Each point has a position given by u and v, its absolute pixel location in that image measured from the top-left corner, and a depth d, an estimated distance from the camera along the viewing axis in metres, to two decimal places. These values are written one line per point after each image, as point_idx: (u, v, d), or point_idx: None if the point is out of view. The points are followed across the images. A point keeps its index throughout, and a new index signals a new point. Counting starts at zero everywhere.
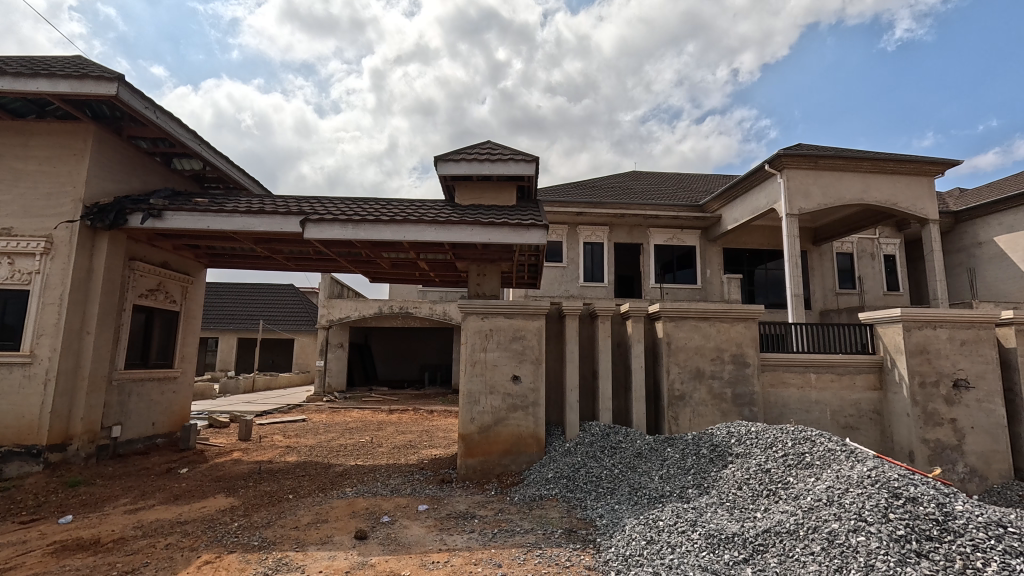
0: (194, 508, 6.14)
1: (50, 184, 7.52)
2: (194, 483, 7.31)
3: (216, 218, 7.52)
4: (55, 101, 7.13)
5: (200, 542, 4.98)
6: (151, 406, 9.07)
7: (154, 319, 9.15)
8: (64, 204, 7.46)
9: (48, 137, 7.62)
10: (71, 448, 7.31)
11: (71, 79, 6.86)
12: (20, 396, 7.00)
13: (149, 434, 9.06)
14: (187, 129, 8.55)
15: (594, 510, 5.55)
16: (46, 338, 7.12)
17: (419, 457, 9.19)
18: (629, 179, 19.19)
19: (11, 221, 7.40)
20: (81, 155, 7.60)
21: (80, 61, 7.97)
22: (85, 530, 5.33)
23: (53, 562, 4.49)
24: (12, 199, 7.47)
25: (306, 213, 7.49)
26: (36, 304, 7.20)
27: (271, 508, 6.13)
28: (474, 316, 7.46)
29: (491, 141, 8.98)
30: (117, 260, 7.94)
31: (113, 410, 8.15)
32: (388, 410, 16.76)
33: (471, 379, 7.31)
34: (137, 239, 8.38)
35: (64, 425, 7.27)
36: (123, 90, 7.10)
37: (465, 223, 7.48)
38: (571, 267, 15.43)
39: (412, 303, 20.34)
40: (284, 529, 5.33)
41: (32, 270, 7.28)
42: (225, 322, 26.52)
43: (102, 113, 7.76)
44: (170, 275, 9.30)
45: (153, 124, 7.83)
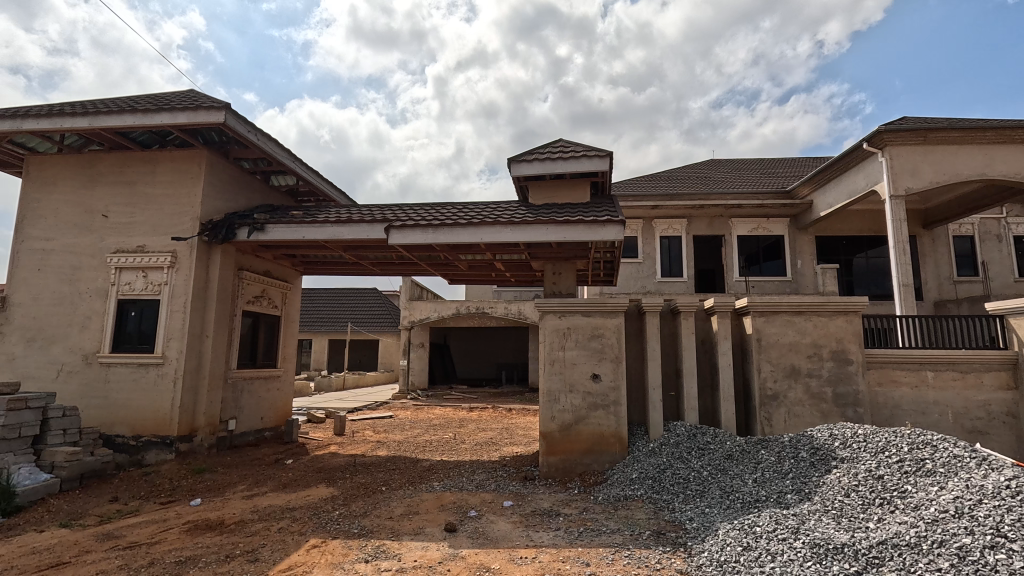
0: (301, 496, 6.69)
1: (173, 205, 8.48)
2: (299, 473, 7.95)
3: (310, 228, 8.13)
4: (175, 131, 8.02)
5: (307, 527, 5.42)
6: (259, 402, 9.98)
7: (260, 323, 10.03)
8: (185, 222, 8.38)
9: (170, 163, 8.60)
10: (197, 439, 8.22)
11: (187, 111, 7.69)
12: (155, 391, 7.96)
13: (259, 427, 9.98)
14: (283, 148, 9.30)
15: (682, 513, 5.37)
16: (174, 342, 8.05)
17: (502, 454, 9.36)
18: (707, 169, 18.32)
19: (144, 239, 8.42)
20: (196, 177, 8.50)
21: (193, 93, 8.93)
22: (212, 512, 5.98)
23: (187, 539, 5.08)
24: (144, 220, 8.50)
25: (389, 220, 7.90)
26: (165, 311, 8.16)
27: (367, 499, 6.54)
28: (551, 316, 7.47)
29: (563, 139, 8.94)
30: (228, 270, 8.81)
31: (229, 405, 9.05)
32: (468, 408, 17.21)
33: (551, 377, 7.33)
34: (244, 250, 9.26)
35: (191, 418, 8.18)
36: (229, 117, 7.85)
37: (540, 222, 7.50)
38: (647, 262, 15.03)
39: (488, 303, 20.78)
40: (380, 519, 5.65)
41: (161, 281, 8.25)
42: (318, 324, 28.54)
43: (212, 139, 8.64)
44: (271, 283, 10.16)
45: (255, 146, 8.61)
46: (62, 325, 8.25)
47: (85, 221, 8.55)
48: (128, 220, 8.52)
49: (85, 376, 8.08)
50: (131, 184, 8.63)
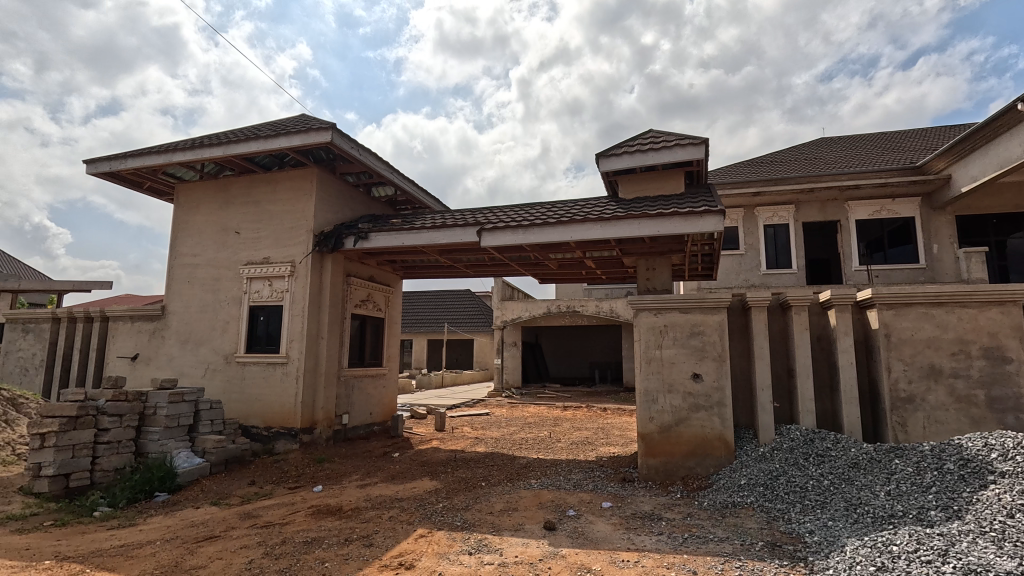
0: (408, 487, 7.10)
1: (291, 220, 9.39)
2: (405, 466, 8.45)
3: (408, 235, 8.61)
4: (290, 152, 8.89)
5: (415, 517, 5.73)
6: (368, 399, 10.75)
7: (367, 325, 10.79)
8: (301, 235, 9.24)
9: (287, 182, 9.54)
10: (317, 431, 9.04)
11: (300, 133, 8.47)
12: (282, 387, 8.88)
13: (369, 422, 10.75)
14: (382, 160, 9.93)
15: (801, 525, 4.93)
16: (296, 343, 8.92)
17: (598, 454, 9.24)
18: (817, 148, 16.70)
19: (269, 252, 9.42)
20: (309, 193, 9.35)
21: (305, 117, 9.83)
22: (332, 498, 6.54)
23: (312, 522, 5.60)
24: (268, 234, 9.50)
25: (481, 223, 8.13)
26: (288, 315, 9.06)
27: (468, 493, 6.78)
28: (646, 313, 7.22)
29: (653, 130, 8.62)
30: (339, 277, 9.58)
31: (343, 401, 9.85)
32: (562, 407, 17.23)
33: (647, 376, 7.09)
34: (351, 258, 10.03)
35: (311, 412, 9.01)
36: (335, 136, 8.54)
37: (632, 217, 7.29)
38: (750, 254, 14.03)
39: (579, 301, 20.63)
40: (481, 513, 5.83)
41: (284, 289, 9.17)
42: (417, 325, 30.14)
43: (321, 157, 9.46)
44: (376, 287, 10.90)
45: (358, 161, 9.28)
46: (207, 329, 9.48)
47: (222, 238, 9.76)
48: (255, 235, 9.58)
49: (226, 374, 9.22)
50: (257, 203, 9.70)
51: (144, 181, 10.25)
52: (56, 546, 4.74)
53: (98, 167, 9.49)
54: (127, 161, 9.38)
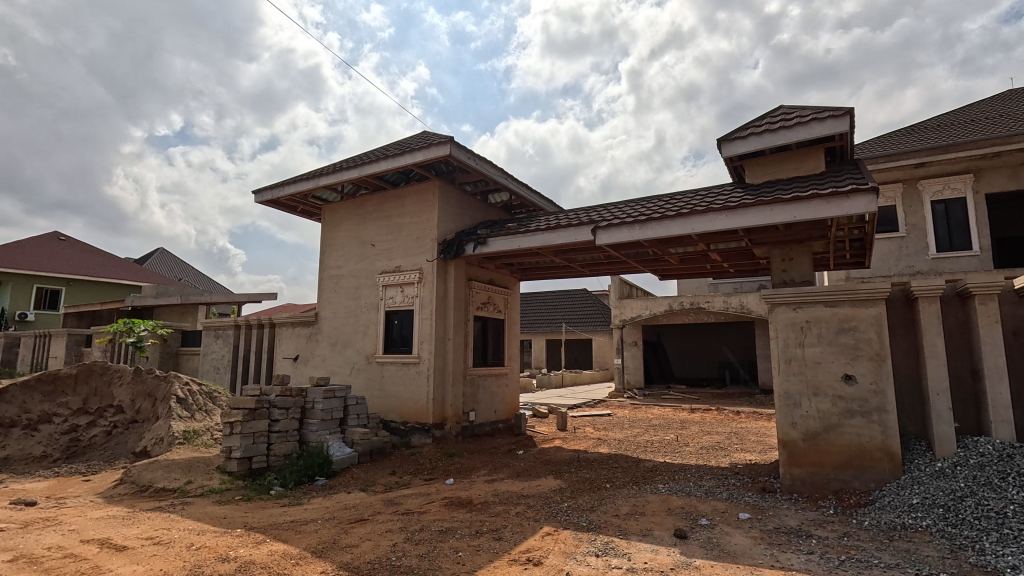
0: (533, 485, 7.25)
1: (418, 231, 10.12)
2: (529, 463, 8.64)
3: (524, 238, 8.80)
4: (415, 168, 9.60)
5: (541, 514, 5.84)
6: (492, 397, 11.18)
7: (488, 326, 11.24)
8: (427, 244, 9.92)
9: (413, 196, 10.31)
10: (447, 427, 9.61)
11: (423, 149, 9.09)
12: (415, 386, 9.60)
13: (493, 419, 11.18)
14: (497, 168, 10.29)
15: (999, 558, 4.09)
16: (426, 344, 9.59)
17: (732, 460, 8.59)
18: (1002, 103, 13.84)
19: (399, 261, 10.25)
20: (432, 205, 10.00)
21: (426, 134, 10.56)
22: (463, 491, 6.92)
23: (446, 512, 5.97)
24: (398, 245, 10.35)
25: (596, 222, 8.03)
26: (418, 319, 9.78)
27: (592, 494, 6.72)
28: (784, 308, 6.56)
29: (785, 106, 7.83)
30: (461, 281, 10.11)
31: (469, 399, 10.36)
32: (689, 409, 16.34)
33: (788, 378, 6.42)
34: (472, 263, 10.53)
35: (442, 409, 9.61)
36: (453, 148, 9.02)
37: (763, 204, 6.68)
38: (914, 235, 12.11)
39: (703, 297, 19.41)
40: (607, 515, 5.75)
41: (414, 294, 9.92)
42: (536, 325, 30.67)
43: (442, 170, 10.07)
44: (495, 290, 11.30)
45: (474, 170, 9.71)
46: (351, 333, 10.61)
47: (361, 251, 10.85)
48: (388, 247, 10.49)
49: (368, 372, 10.22)
50: (388, 217, 10.61)
51: (298, 205, 11.80)
52: (244, 517, 5.63)
53: (264, 196, 11.13)
54: (284, 188, 10.86)
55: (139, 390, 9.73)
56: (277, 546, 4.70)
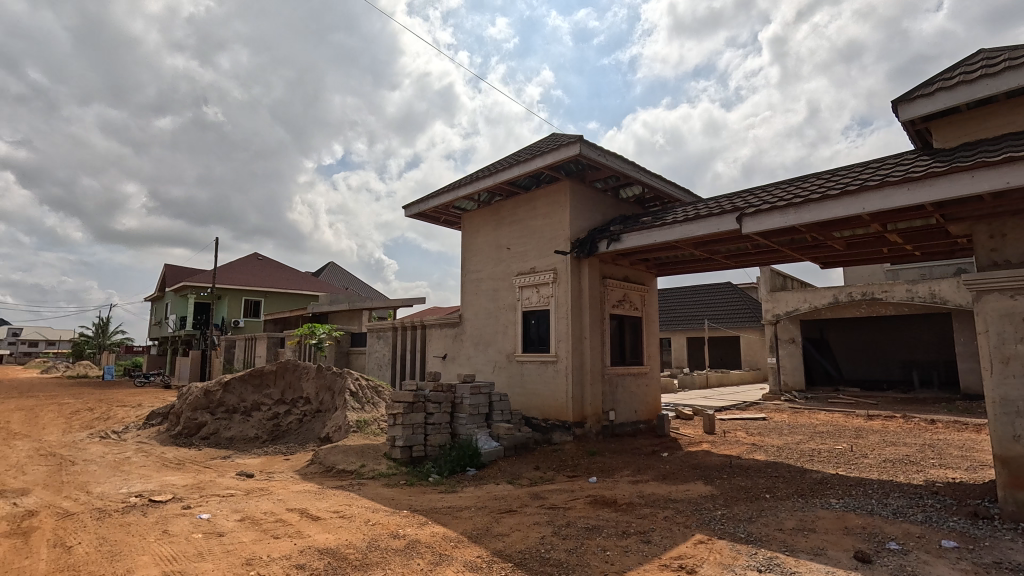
0: (681, 489, 6.92)
1: (551, 231, 10.28)
2: (676, 467, 8.25)
3: (660, 231, 8.47)
4: (546, 170, 9.77)
5: (692, 521, 5.55)
6: (632, 397, 10.90)
7: (625, 324, 11.00)
8: (560, 244, 10.02)
9: (544, 198, 10.50)
10: (588, 425, 9.60)
11: (553, 151, 9.20)
12: (554, 384, 9.76)
13: (634, 419, 10.90)
14: (628, 162, 10.02)
15: None
16: (563, 343, 9.70)
17: (928, 477, 7.26)
18: None
19: (534, 262, 10.51)
20: (564, 205, 10.07)
21: (555, 136, 10.71)
22: (607, 490, 6.86)
23: (592, 510, 5.98)
24: (532, 247, 10.62)
25: (740, 209, 7.42)
26: (554, 318, 9.93)
27: (750, 504, 6.20)
28: (995, 295, 5.39)
29: (988, 52, 6.42)
30: (595, 279, 10.04)
31: (608, 398, 10.24)
32: (865, 415, 14.20)
33: (1006, 380, 5.25)
34: (606, 260, 10.39)
35: (581, 408, 9.62)
36: (583, 147, 8.97)
37: (958, 171, 5.54)
38: None
39: (879, 286, 16.74)
40: (768, 528, 5.26)
41: (549, 294, 10.09)
42: (675, 323, 29.22)
43: (571, 170, 10.12)
44: (631, 287, 11.02)
45: (605, 166, 9.56)
46: (493, 333, 11.17)
47: (498, 254, 11.37)
48: (522, 249, 10.83)
49: (509, 370, 10.67)
50: (521, 220, 10.96)
51: (440, 216, 12.79)
52: (408, 499, 6.27)
53: (412, 209, 12.26)
54: (429, 201, 11.85)
55: (321, 383, 11.36)
56: (438, 528, 5.14)
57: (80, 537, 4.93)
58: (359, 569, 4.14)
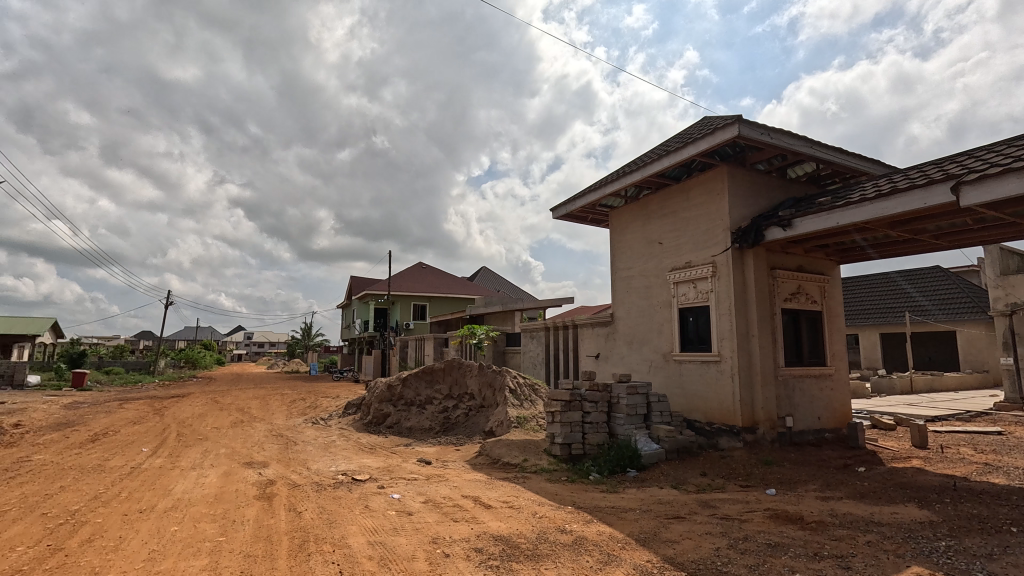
0: (887, 512, 5.90)
1: (707, 222, 9.57)
2: (877, 484, 7.07)
3: (844, 211, 7.38)
4: (698, 157, 9.10)
5: (905, 550, 4.70)
6: (814, 401, 9.63)
7: (801, 320, 9.77)
8: (718, 235, 9.27)
9: (699, 187, 9.83)
10: (760, 432, 8.71)
11: (707, 136, 8.49)
12: (718, 386, 9.06)
13: (817, 427, 9.62)
14: (799, 137, 8.84)
15: None
16: (726, 341, 8.95)
17: None
18: None
19: (690, 256, 9.89)
20: (721, 192, 9.28)
21: (709, 120, 9.97)
22: (789, 505, 6.16)
23: (772, 525, 5.42)
24: (687, 240, 10.01)
25: (956, 176, 6.06)
26: (715, 315, 9.22)
27: (988, 537, 5.04)
28: None
29: None
30: (763, 271, 9.08)
31: (784, 402, 9.18)
32: None
33: None
34: (774, 249, 9.35)
35: (751, 412, 8.75)
36: (742, 127, 8.13)
37: None
38: None
39: None
40: (1018, 570, 4.22)
41: (708, 289, 9.41)
42: (864, 317, 25.15)
43: (728, 154, 9.31)
44: (807, 277, 9.77)
45: (769, 145, 8.56)
46: (647, 331, 10.81)
47: (649, 250, 10.97)
48: (676, 242, 10.27)
49: (667, 370, 10.21)
50: (674, 213, 10.41)
51: (588, 215, 12.84)
52: (571, 496, 6.38)
53: (560, 211, 12.47)
54: (576, 202, 11.95)
55: (483, 380, 12.14)
56: (604, 527, 5.14)
57: (306, 505, 5.99)
58: (531, 558, 4.33)
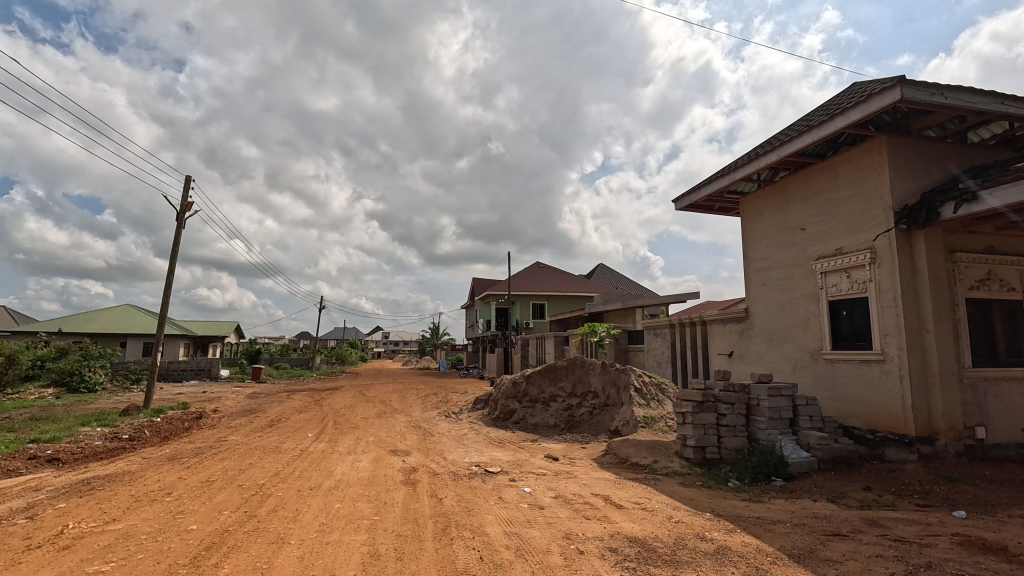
0: None
1: (862, 202, 8.40)
2: None
3: None
4: (848, 130, 7.99)
5: None
6: (1015, 410, 7.97)
7: (993, 312, 8.15)
8: (877, 215, 8.08)
9: (850, 163, 8.66)
10: (941, 443, 7.42)
11: (860, 104, 7.41)
12: (882, 389, 7.90)
13: (1021, 441, 7.94)
14: (985, 92, 7.34)
15: None
16: (892, 338, 7.76)
17: None
18: None
19: (841, 242, 8.76)
20: (879, 167, 8.08)
21: (860, 86, 8.75)
22: (986, 532, 5.16)
23: (965, 554, 4.58)
24: (837, 223, 8.87)
25: None
26: (876, 307, 8.05)
27: None
28: None
29: None
30: (939, 255, 7.71)
31: (973, 409, 7.72)
32: None
33: None
34: (953, 229, 7.91)
35: (927, 420, 7.50)
36: (907, 89, 6.96)
37: None
38: None
39: None
40: None
41: (865, 278, 8.25)
42: None
43: (887, 122, 8.08)
44: (1000, 260, 8.14)
45: (944, 106, 7.22)
46: (789, 327, 9.81)
47: (789, 237, 9.94)
48: (823, 227, 9.16)
49: (816, 371, 9.17)
50: (819, 194, 9.30)
51: (715, 203, 12.05)
52: (709, 502, 6.03)
53: (683, 202, 11.84)
54: (701, 190, 11.25)
55: (607, 378, 11.98)
56: (750, 538, 4.76)
57: (446, 492, 6.42)
58: (670, 564, 4.16)
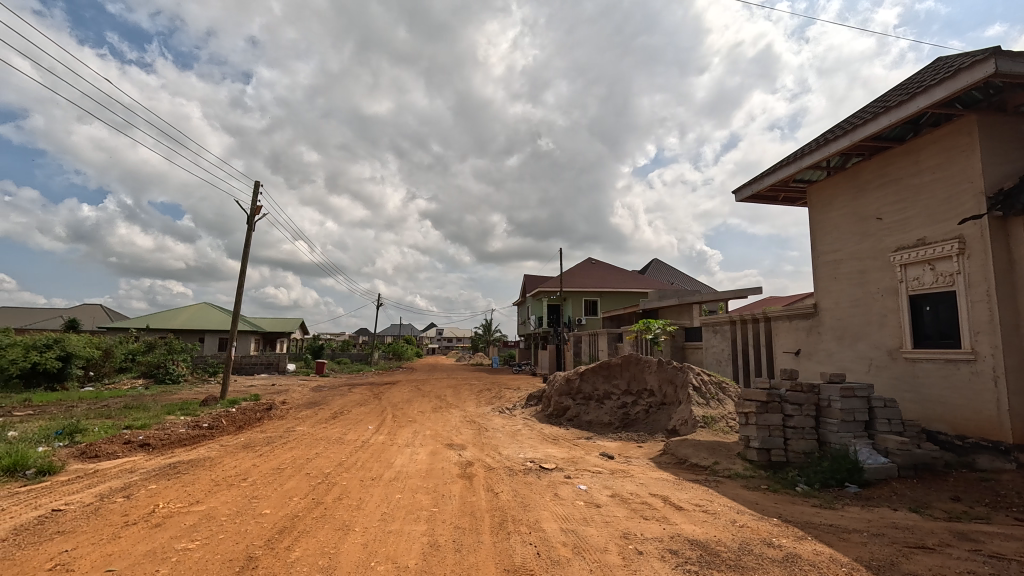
0: None
1: (948, 188, 7.72)
2: None
3: None
4: (931, 109, 7.35)
5: None
6: None
7: None
8: (966, 202, 7.39)
9: (933, 146, 7.98)
10: None
11: (946, 81, 6.78)
12: (973, 391, 7.23)
13: None
14: None
15: None
16: (984, 336, 7.08)
17: None
18: None
19: (923, 231, 8.08)
20: (969, 149, 7.38)
21: (946, 61, 8.03)
22: None
23: None
24: (919, 211, 8.19)
25: None
26: (964, 303, 7.39)
27: None
28: None
29: None
30: None
31: None
32: None
33: None
34: None
35: None
36: (1001, 62, 6.29)
37: None
38: None
39: None
40: None
41: (952, 271, 7.58)
42: None
43: (977, 99, 7.37)
44: None
45: None
46: (864, 324, 9.17)
47: (863, 228, 9.29)
48: (902, 216, 8.50)
49: (895, 370, 8.54)
50: (897, 180, 8.62)
51: (780, 192, 11.42)
52: (775, 507, 5.75)
53: (745, 192, 11.33)
54: (765, 180, 10.71)
55: (663, 376, 11.66)
56: (823, 547, 4.50)
57: (502, 487, 6.49)
58: (735, 570, 4.01)
